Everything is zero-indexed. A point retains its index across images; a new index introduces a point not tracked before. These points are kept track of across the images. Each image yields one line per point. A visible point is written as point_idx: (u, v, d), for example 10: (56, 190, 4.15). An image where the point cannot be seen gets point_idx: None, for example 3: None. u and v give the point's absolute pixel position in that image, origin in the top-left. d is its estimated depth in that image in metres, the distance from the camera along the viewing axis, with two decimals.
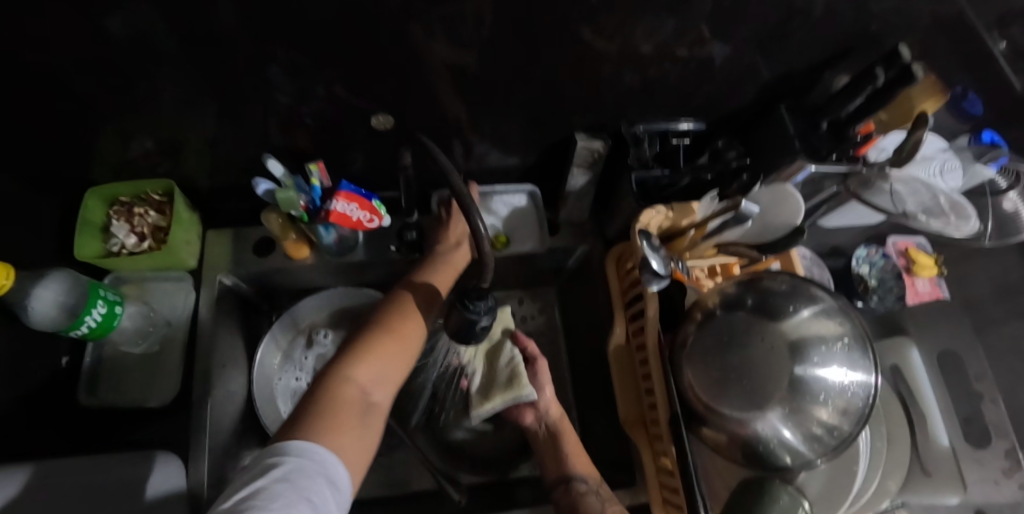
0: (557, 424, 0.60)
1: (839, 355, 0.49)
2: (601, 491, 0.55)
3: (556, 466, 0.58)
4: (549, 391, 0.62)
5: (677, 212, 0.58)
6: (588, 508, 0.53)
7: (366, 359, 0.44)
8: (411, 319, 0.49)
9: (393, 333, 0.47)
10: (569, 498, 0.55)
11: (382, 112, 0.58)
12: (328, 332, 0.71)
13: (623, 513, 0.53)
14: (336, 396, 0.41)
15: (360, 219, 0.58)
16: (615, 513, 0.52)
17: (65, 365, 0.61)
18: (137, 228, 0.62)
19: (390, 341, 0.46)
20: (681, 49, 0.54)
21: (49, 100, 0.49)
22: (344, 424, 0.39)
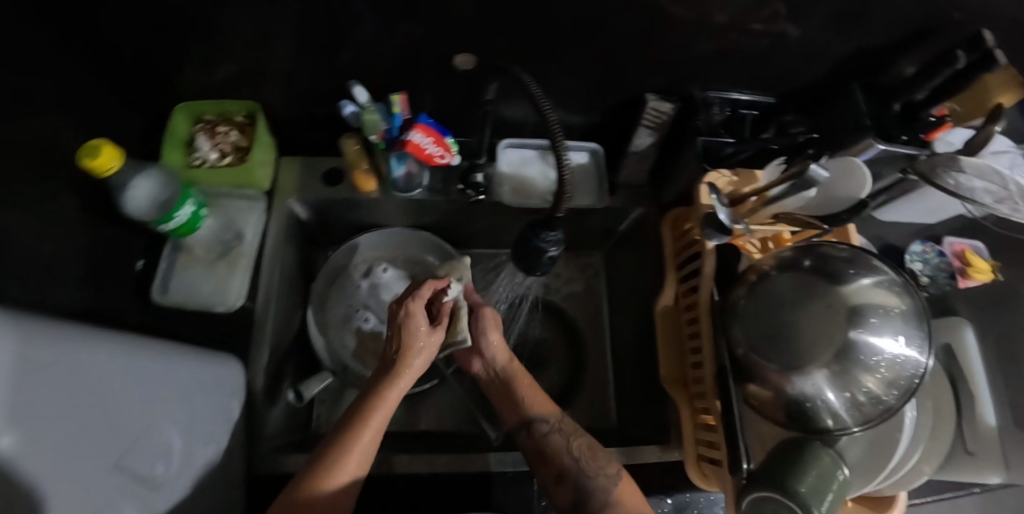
0: (507, 370, 0.63)
1: (896, 322, 0.48)
2: (563, 426, 0.58)
3: (515, 412, 0.60)
4: (494, 335, 0.64)
5: (739, 179, 0.61)
6: (554, 447, 0.56)
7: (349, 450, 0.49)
8: (384, 403, 0.52)
9: (356, 439, 0.50)
10: (536, 439, 0.57)
11: (466, 51, 0.59)
12: (388, 268, 0.74)
13: (590, 443, 0.56)
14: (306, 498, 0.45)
15: (432, 153, 0.61)
16: (579, 449, 0.55)
17: (139, 267, 0.65)
18: (220, 144, 0.65)
19: (344, 469, 0.48)
20: (756, 22, 0.56)
21: (153, 17, 0.53)
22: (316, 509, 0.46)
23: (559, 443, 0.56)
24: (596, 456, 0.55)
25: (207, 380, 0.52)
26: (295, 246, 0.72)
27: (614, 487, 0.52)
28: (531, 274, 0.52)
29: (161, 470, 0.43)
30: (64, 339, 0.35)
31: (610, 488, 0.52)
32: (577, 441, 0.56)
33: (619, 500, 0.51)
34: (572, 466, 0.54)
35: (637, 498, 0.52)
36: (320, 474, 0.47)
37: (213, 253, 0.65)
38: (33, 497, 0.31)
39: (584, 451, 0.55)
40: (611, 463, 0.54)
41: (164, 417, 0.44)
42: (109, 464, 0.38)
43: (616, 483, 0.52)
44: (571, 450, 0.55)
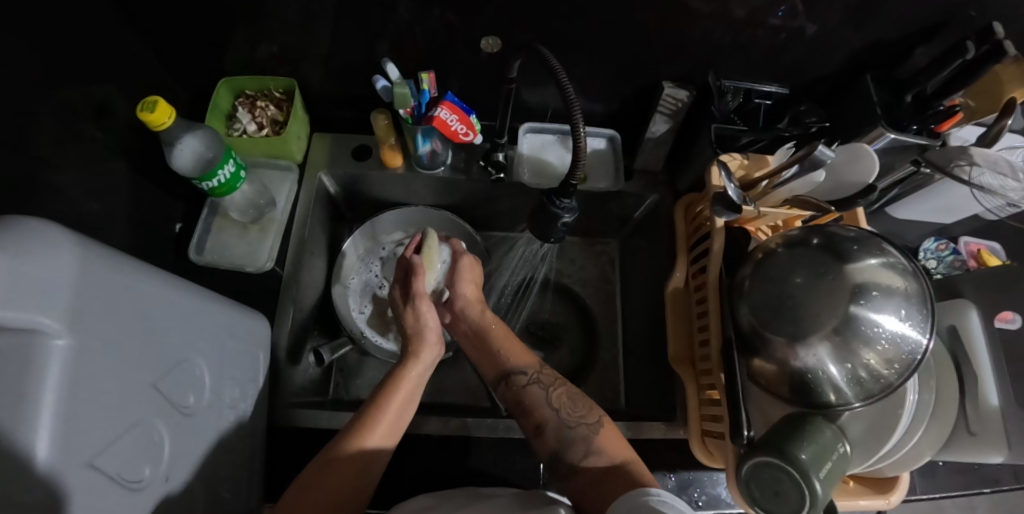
0: (483, 321, 0.65)
1: (898, 299, 0.50)
2: (541, 377, 0.59)
3: (493, 364, 0.62)
4: (461, 285, 0.66)
5: (751, 162, 0.63)
6: (533, 399, 0.58)
7: (376, 419, 0.53)
8: (401, 389, 0.56)
9: (380, 414, 0.54)
10: (515, 389, 0.60)
11: (492, 34, 0.62)
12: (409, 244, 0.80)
13: (569, 393, 0.58)
14: (333, 460, 0.50)
15: (457, 130, 0.65)
16: (560, 401, 0.57)
17: (177, 230, 0.70)
18: (258, 118, 0.70)
19: (379, 425, 0.53)
20: (772, 17, 0.58)
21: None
22: (343, 468, 0.50)
23: (539, 396, 0.58)
24: (578, 403, 0.57)
25: (238, 329, 0.55)
26: (323, 218, 0.76)
27: (595, 435, 0.54)
28: (545, 240, 0.55)
29: (192, 400, 0.47)
30: (120, 265, 0.39)
31: (591, 436, 0.54)
32: (558, 391, 0.58)
33: (602, 448, 0.53)
34: (552, 417, 0.56)
35: (620, 445, 0.54)
36: (355, 432, 0.52)
37: (248, 218, 0.69)
38: (83, 398, 0.34)
39: (564, 400, 0.57)
40: (592, 410, 0.56)
41: (196, 353, 0.48)
42: (147, 383, 0.41)
43: (597, 432, 0.54)
44: (551, 402, 0.57)
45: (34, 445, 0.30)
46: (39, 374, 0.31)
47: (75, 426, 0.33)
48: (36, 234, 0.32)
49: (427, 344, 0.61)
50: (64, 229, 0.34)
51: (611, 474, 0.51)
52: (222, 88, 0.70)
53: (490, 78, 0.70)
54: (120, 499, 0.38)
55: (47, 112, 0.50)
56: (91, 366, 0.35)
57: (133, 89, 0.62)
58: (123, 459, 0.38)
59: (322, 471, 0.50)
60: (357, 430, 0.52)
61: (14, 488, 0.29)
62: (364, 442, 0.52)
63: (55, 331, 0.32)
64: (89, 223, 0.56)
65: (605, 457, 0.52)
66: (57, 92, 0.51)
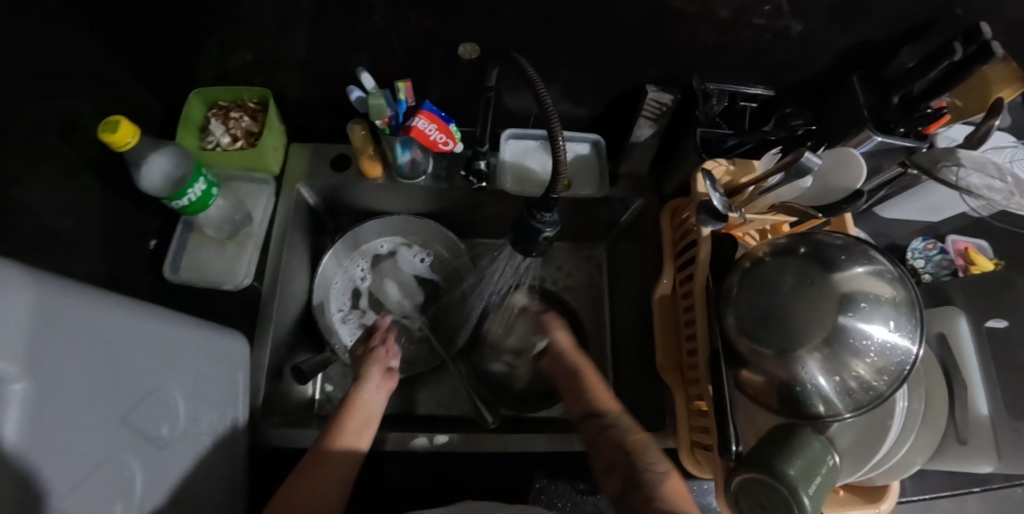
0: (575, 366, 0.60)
1: (886, 309, 0.49)
2: (626, 424, 0.53)
3: (578, 403, 0.57)
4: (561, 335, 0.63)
5: (738, 167, 0.60)
6: (638, 443, 0.51)
7: (342, 429, 0.53)
8: (356, 408, 0.56)
9: (345, 424, 0.54)
10: (592, 432, 0.54)
11: (470, 41, 0.60)
12: (401, 250, 0.80)
13: (645, 441, 0.51)
14: (316, 459, 0.50)
15: (436, 140, 0.63)
16: (633, 444, 0.50)
17: (151, 247, 0.67)
18: (232, 130, 0.68)
19: (345, 434, 0.53)
20: (757, 16, 0.57)
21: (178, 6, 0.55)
22: (330, 467, 0.50)
23: (617, 438, 0.52)
24: (650, 451, 0.50)
25: (214, 351, 0.54)
26: (303, 230, 0.74)
27: (664, 479, 0.47)
28: (527, 254, 0.53)
29: (165, 430, 0.45)
30: (81, 297, 0.37)
31: (659, 484, 0.47)
32: (635, 439, 0.51)
33: (666, 497, 0.45)
34: (621, 460, 0.49)
35: (688, 505, 0.46)
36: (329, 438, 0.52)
37: (224, 233, 0.67)
38: (50, 441, 0.33)
39: (639, 449, 0.50)
40: (662, 471, 0.48)
41: (170, 380, 0.46)
42: (116, 418, 0.40)
43: (666, 481, 0.47)
44: (624, 444, 0.51)
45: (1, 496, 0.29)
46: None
47: (39, 472, 0.32)
48: None
49: (372, 367, 0.60)
50: (19, 264, 0.32)
51: None
52: (195, 99, 0.67)
53: (472, 84, 0.68)
54: None
55: (9, 129, 0.48)
56: (52, 408, 0.33)
57: (102, 100, 0.60)
58: (94, 498, 0.37)
59: (303, 474, 0.48)
60: (333, 432, 0.53)
61: None
62: (340, 444, 0.52)
63: (14, 375, 0.30)
64: (59, 243, 0.53)
65: (671, 505, 0.44)
66: (19, 108, 0.49)
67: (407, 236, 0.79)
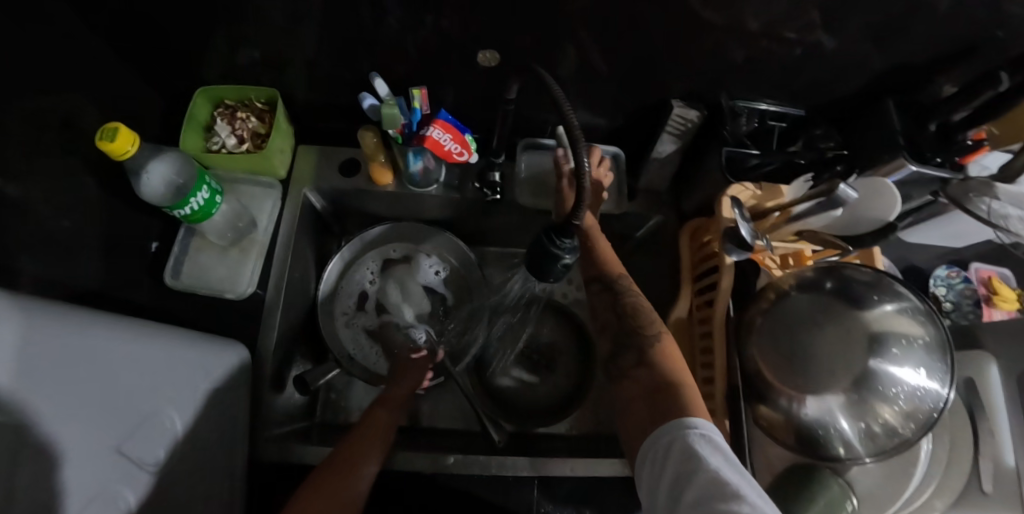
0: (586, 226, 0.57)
1: (917, 353, 0.47)
2: (625, 286, 0.55)
3: (586, 268, 0.57)
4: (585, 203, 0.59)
5: (764, 192, 0.58)
6: (634, 306, 0.54)
7: (375, 410, 0.58)
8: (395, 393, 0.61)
9: (382, 405, 0.59)
10: (594, 296, 0.57)
11: (488, 48, 0.58)
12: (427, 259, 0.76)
13: (640, 305, 0.54)
14: (351, 437, 0.54)
15: (450, 150, 0.61)
16: (627, 309, 0.54)
17: (153, 250, 0.63)
18: (238, 131, 0.65)
19: (380, 412, 0.58)
20: (791, 33, 0.54)
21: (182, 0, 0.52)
22: (363, 442, 0.54)
23: (618, 299, 0.55)
24: (649, 318, 0.53)
25: (224, 366, 0.51)
26: (308, 236, 0.72)
27: (655, 344, 0.50)
28: (542, 279, 0.51)
29: (164, 454, 0.43)
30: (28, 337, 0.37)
31: (649, 347, 0.50)
32: (630, 302, 0.54)
33: (656, 362, 0.49)
34: (614, 321, 0.54)
35: (679, 364, 0.49)
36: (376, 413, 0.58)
37: (227, 239, 0.65)
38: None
39: (633, 313, 0.53)
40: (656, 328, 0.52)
41: (163, 403, 0.44)
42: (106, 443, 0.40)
43: (657, 345, 0.50)
44: (620, 307, 0.54)
45: None
46: None
47: None
48: None
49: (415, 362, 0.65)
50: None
51: (664, 391, 0.46)
52: (200, 97, 0.64)
53: (488, 92, 0.65)
54: None
55: None
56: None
57: None
58: None
59: (342, 448, 0.53)
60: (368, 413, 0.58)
61: None
62: (375, 418, 0.57)
63: None
64: None
65: (658, 372, 0.48)
66: None
67: (421, 245, 0.76)
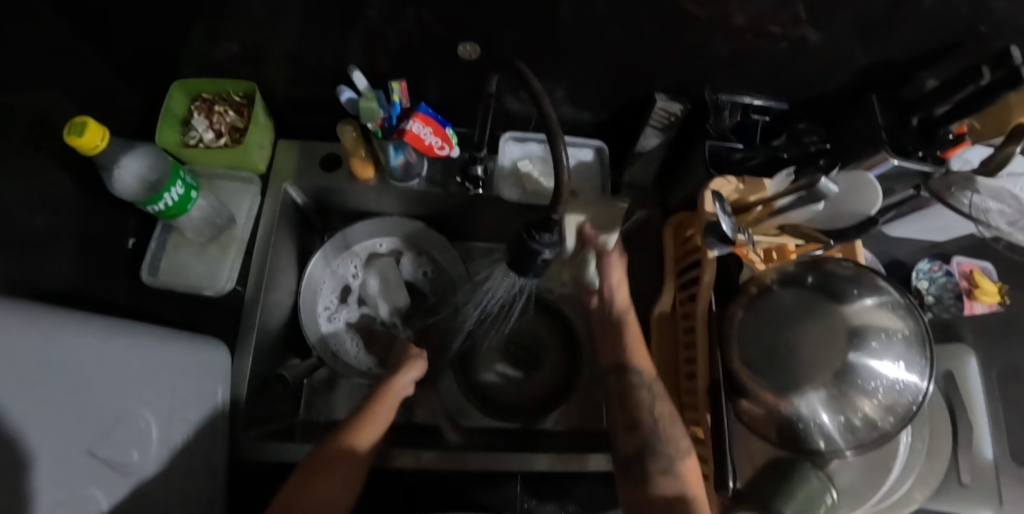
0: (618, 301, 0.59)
1: (897, 346, 0.47)
2: (653, 385, 0.55)
3: (611, 354, 0.58)
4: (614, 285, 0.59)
5: (748, 187, 0.57)
6: (660, 410, 0.54)
7: (367, 421, 0.55)
8: (387, 397, 0.57)
9: (372, 416, 0.55)
10: (619, 386, 0.56)
11: (469, 41, 0.57)
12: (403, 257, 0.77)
13: (672, 412, 0.54)
14: (331, 456, 0.51)
15: (431, 144, 0.60)
16: (660, 412, 0.54)
17: (130, 247, 0.65)
18: (216, 125, 0.64)
19: (366, 429, 0.54)
20: (776, 27, 0.53)
21: None
22: (338, 465, 0.50)
23: (645, 400, 0.54)
24: (673, 426, 0.53)
25: (192, 368, 0.52)
26: (290, 232, 0.71)
27: (680, 459, 0.51)
28: (521, 275, 0.50)
29: (137, 456, 0.43)
30: (15, 329, 0.34)
31: (674, 458, 0.51)
32: (660, 405, 0.54)
33: (680, 475, 0.50)
34: (649, 421, 0.53)
35: (699, 484, 0.51)
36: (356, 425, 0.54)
37: (206, 236, 0.64)
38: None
39: (665, 421, 0.53)
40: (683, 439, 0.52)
41: (140, 403, 0.44)
42: (81, 451, 0.38)
43: (679, 461, 0.51)
44: (653, 408, 0.54)
45: None
46: None
47: None
48: None
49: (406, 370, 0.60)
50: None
51: None
52: (176, 91, 0.63)
53: (471, 85, 0.64)
54: None
55: None
56: None
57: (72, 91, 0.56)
58: None
59: (316, 467, 0.50)
60: (356, 424, 0.54)
61: None
62: (360, 440, 0.53)
63: None
64: (33, 245, 0.49)
65: (678, 483, 0.50)
66: None
67: (405, 242, 0.76)
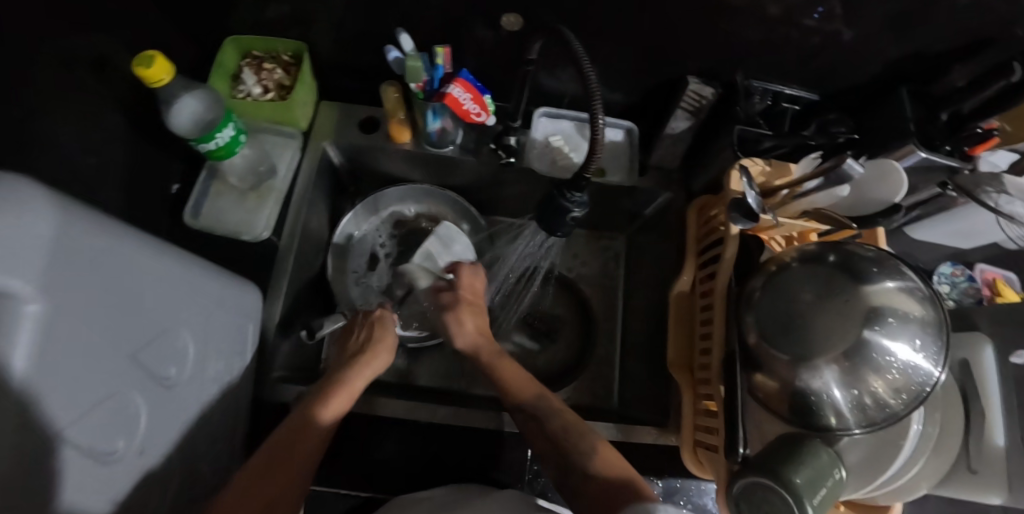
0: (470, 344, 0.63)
1: (914, 328, 0.48)
2: (547, 405, 0.56)
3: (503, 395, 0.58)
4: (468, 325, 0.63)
5: (773, 169, 0.60)
6: (563, 425, 0.53)
7: (343, 390, 0.55)
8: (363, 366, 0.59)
9: (345, 383, 0.56)
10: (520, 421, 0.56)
11: (512, 12, 0.59)
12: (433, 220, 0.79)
13: (572, 419, 0.54)
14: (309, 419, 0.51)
15: (469, 110, 0.62)
16: (560, 428, 0.53)
17: (174, 192, 0.68)
18: (264, 81, 0.67)
19: (339, 397, 0.54)
20: (809, 18, 0.55)
21: None
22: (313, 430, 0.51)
23: (545, 423, 0.54)
24: (584, 430, 0.53)
25: (229, 301, 0.54)
26: (324, 191, 0.74)
27: (593, 461, 0.50)
28: (551, 234, 0.52)
29: (174, 372, 0.46)
30: (95, 227, 0.37)
31: (590, 458, 0.50)
32: (558, 424, 0.54)
33: (600, 469, 0.49)
34: (552, 448, 0.52)
35: (622, 464, 0.49)
36: (312, 404, 0.53)
37: (247, 184, 0.66)
38: (51, 373, 0.32)
39: (569, 432, 0.53)
40: (582, 439, 0.52)
41: (180, 323, 0.46)
42: (129, 356, 0.40)
43: (594, 456, 0.50)
44: (553, 431, 0.53)
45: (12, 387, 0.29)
46: (12, 338, 0.29)
47: (48, 378, 0.32)
48: (20, 196, 0.30)
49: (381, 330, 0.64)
50: (35, 185, 0.32)
51: (622, 492, 0.46)
52: (229, 46, 0.66)
53: (508, 59, 0.66)
54: (91, 473, 0.37)
55: (44, 60, 0.48)
56: (62, 342, 0.33)
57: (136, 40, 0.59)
58: (95, 430, 0.37)
59: (296, 429, 0.50)
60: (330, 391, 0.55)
61: (12, 448, 0.29)
62: (336, 407, 0.53)
63: (28, 295, 0.30)
64: (80, 180, 0.53)
65: (601, 480, 0.48)
66: (57, 39, 0.49)
67: (433, 205, 0.78)
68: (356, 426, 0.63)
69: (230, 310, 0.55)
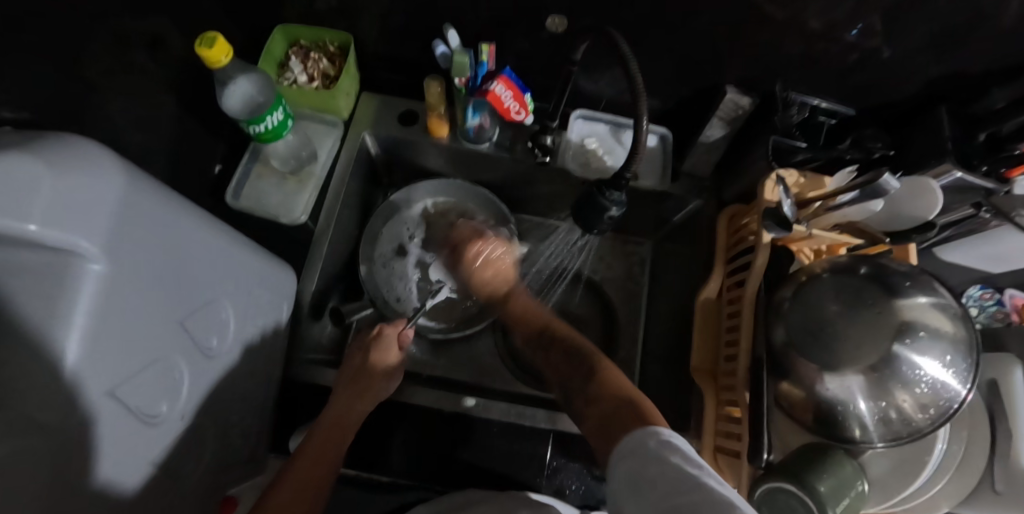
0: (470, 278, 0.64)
1: (944, 345, 0.48)
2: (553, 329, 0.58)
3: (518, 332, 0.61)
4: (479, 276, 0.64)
5: (808, 181, 0.61)
6: (571, 345, 0.55)
7: (365, 393, 0.58)
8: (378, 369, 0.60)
9: (365, 386, 0.58)
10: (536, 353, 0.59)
11: (557, 14, 0.60)
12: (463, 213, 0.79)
13: (578, 343, 0.55)
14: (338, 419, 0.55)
15: (510, 107, 0.64)
16: (569, 347, 0.55)
17: (217, 172, 0.70)
18: (310, 69, 0.68)
19: (360, 399, 0.57)
20: (851, 33, 0.56)
21: None
22: (340, 431, 0.55)
23: (552, 353, 0.56)
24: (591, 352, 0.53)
25: (268, 278, 0.56)
26: (360, 180, 0.75)
27: (600, 378, 0.49)
28: (588, 231, 0.53)
29: (215, 343, 0.47)
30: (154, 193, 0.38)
31: (594, 377, 0.49)
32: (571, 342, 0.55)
33: (603, 389, 0.47)
34: (558, 376, 0.54)
35: (625, 384, 0.47)
36: (340, 404, 0.57)
37: (288, 167, 0.68)
38: (107, 332, 0.33)
39: (580, 354, 0.53)
40: (585, 363, 0.52)
41: (222, 295, 0.48)
42: (176, 322, 0.42)
43: (598, 374, 0.49)
44: (558, 362, 0.55)
45: (65, 344, 0.30)
46: (74, 295, 0.30)
47: (103, 337, 0.33)
48: (91, 158, 0.32)
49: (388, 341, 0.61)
50: (105, 151, 0.34)
51: (623, 410, 0.44)
52: (278, 34, 0.68)
53: (549, 59, 0.68)
54: (138, 432, 0.38)
55: (109, 40, 0.50)
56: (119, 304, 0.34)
57: (192, 25, 0.62)
58: (143, 393, 0.38)
59: (329, 430, 0.54)
60: (356, 390, 0.58)
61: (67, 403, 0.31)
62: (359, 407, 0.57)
63: (92, 256, 0.31)
64: (130, 154, 0.55)
65: (608, 400, 0.46)
66: (121, 21, 0.51)
67: (464, 200, 0.78)
68: (382, 412, 0.64)
69: (268, 288, 0.56)
